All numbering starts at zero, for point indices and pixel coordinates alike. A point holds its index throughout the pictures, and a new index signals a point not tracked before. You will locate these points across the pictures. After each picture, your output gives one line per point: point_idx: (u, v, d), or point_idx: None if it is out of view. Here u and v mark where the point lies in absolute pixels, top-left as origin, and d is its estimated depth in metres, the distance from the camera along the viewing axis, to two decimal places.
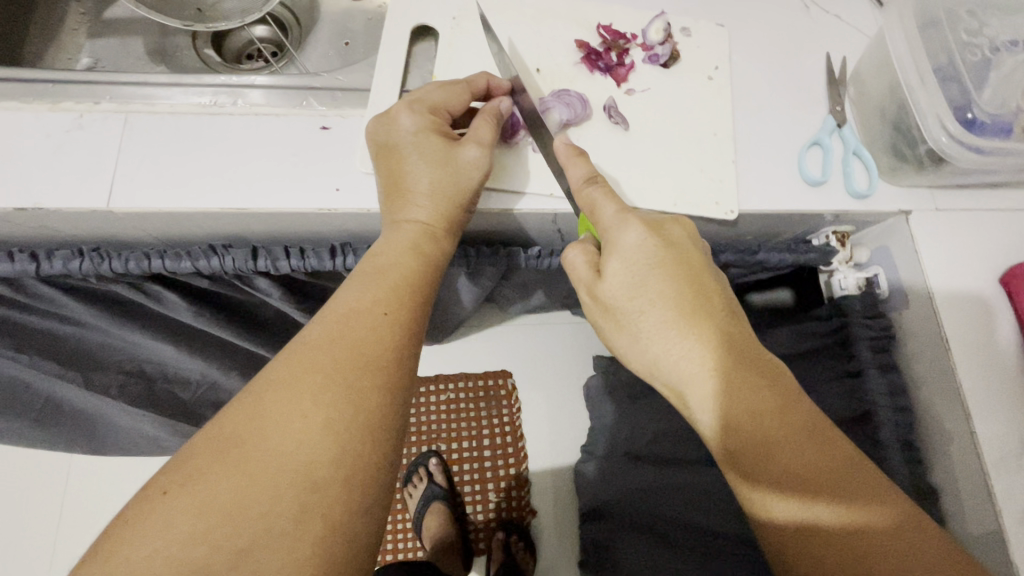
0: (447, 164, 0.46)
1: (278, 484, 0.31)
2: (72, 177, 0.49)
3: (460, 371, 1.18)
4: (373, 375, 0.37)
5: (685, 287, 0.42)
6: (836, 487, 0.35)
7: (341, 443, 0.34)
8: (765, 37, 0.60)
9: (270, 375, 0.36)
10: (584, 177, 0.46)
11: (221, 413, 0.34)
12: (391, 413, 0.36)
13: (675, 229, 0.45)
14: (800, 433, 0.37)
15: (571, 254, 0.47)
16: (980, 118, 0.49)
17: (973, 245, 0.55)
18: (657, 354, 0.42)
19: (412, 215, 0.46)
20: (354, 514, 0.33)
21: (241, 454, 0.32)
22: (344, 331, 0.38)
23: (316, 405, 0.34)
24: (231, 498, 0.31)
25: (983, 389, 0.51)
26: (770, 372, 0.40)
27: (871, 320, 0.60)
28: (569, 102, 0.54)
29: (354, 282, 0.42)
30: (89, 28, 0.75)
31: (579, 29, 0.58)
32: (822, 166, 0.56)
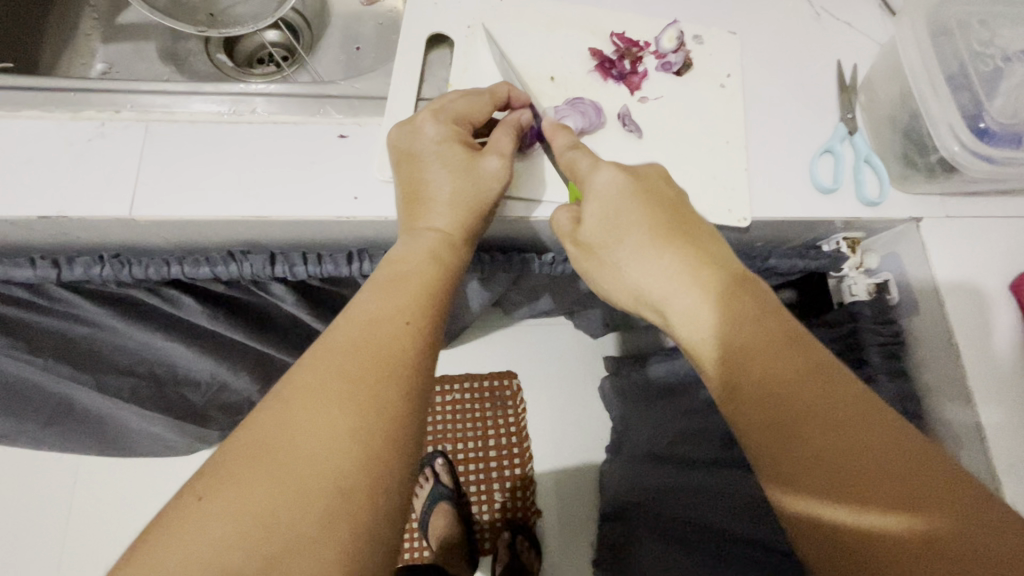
0: (468, 174, 0.47)
1: (307, 492, 0.32)
2: (95, 185, 0.50)
3: (467, 372, 1.18)
4: (397, 382, 0.37)
5: (659, 213, 0.44)
6: (874, 482, 0.31)
7: (368, 450, 0.34)
8: (775, 44, 0.61)
9: (298, 379, 0.36)
10: (567, 144, 0.48)
11: (250, 415, 0.35)
12: (412, 420, 0.37)
13: (647, 171, 0.47)
14: (836, 407, 0.33)
15: (557, 213, 0.49)
16: (992, 127, 0.49)
17: (982, 252, 0.55)
18: (635, 277, 0.43)
19: (432, 222, 0.47)
20: (378, 523, 0.33)
21: (269, 459, 0.33)
22: (366, 336, 0.39)
23: (342, 416, 0.35)
24: (263, 507, 0.31)
25: (992, 395, 0.51)
26: (764, 299, 0.39)
27: (881, 325, 0.60)
28: (584, 110, 0.55)
29: (375, 288, 0.43)
30: (103, 33, 0.75)
31: (592, 37, 0.59)
32: (833, 174, 0.56)
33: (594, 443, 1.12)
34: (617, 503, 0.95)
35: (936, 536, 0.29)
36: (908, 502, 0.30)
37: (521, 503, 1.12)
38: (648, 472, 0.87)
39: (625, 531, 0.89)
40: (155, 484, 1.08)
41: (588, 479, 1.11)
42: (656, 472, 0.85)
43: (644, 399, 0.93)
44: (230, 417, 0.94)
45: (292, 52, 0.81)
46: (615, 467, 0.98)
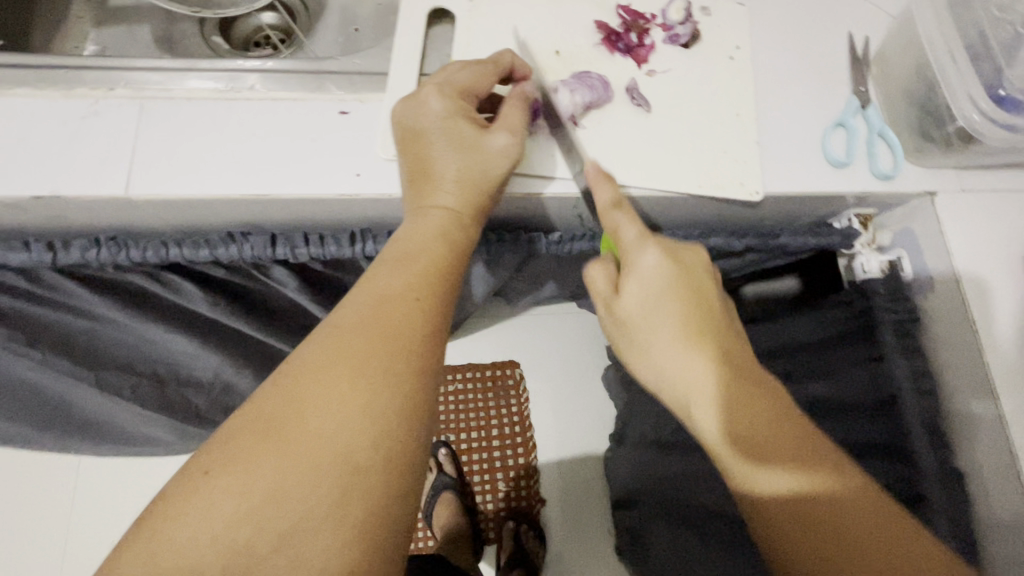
0: (475, 150, 0.46)
1: (319, 468, 0.31)
2: (90, 163, 0.48)
3: (470, 361, 1.17)
4: (408, 357, 0.36)
5: (695, 309, 0.44)
6: (815, 453, 0.38)
7: (379, 425, 0.33)
8: (785, 15, 0.59)
9: (304, 356, 0.35)
10: (611, 201, 0.46)
11: (256, 393, 0.34)
12: (425, 396, 0.36)
13: (690, 257, 0.46)
14: (797, 438, 0.38)
15: (592, 271, 0.48)
16: (1012, 94, 0.47)
17: (1001, 227, 0.54)
18: (663, 369, 0.43)
19: (438, 201, 0.45)
20: (393, 500, 0.32)
21: (279, 437, 0.32)
22: (373, 311, 0.37)
23: (352, 391, 0.34)
24: (273, 484, 0.30)
25: (1010, 370, 0.51)
26: (765, 381, 0.42)
27: (895, 302, 0.58)
28: (591, 84, 0.53)
29: (384, 266, 0.41)
30: (94, 15, 0.73)
31: (598, 9, 0.57)
32: (846, 148, 0.55)
33: (599, 432, 1.12)
34: (628, 491, 0.97)
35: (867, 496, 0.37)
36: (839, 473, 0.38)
37: (526, 493, 1.11)
38: (655, 459, 0.87)
39: (642, 520, 0.91)
40: (157, 480, 1.07)
41: (594, 467, 1.11)
42: (667, 460, 0.84)
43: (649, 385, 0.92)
44: None
45: (290, 34, 0.79)
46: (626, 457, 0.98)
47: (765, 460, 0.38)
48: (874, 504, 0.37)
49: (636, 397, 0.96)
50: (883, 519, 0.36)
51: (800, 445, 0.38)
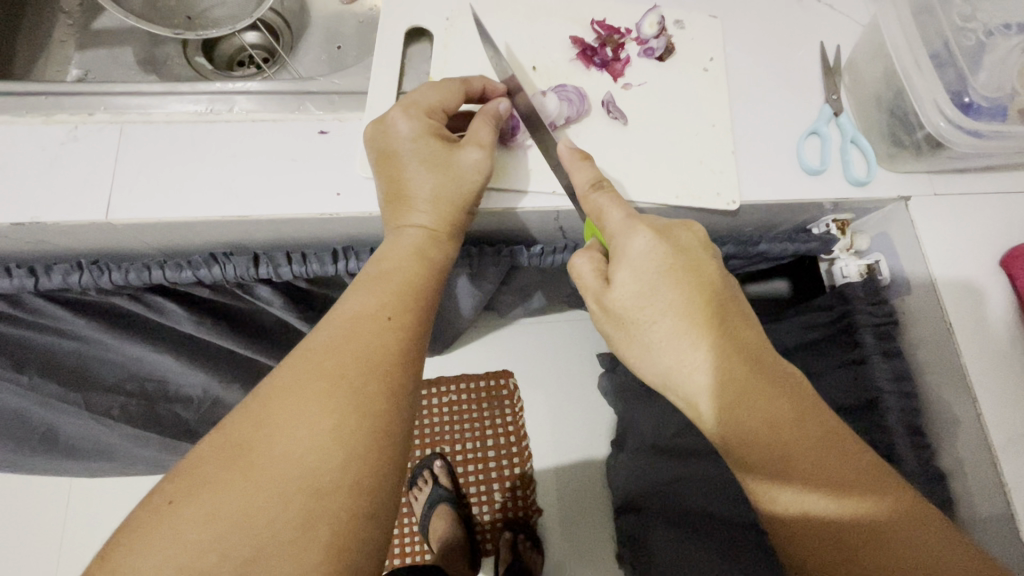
0: (447, 167, 0.46)
1: (285, 494, 0.31)
2: (69, 188, 0.49)
3: (462, 372, 1.17)
4: (378, 378, 0.36)
5: (696, 295, 0.43)
6: (851, 480, 0.37)
7: (347, 448, 0.33)
8: (757, 27, 0.61)
9: (273, 384, 0.35)
10: (590, 182, 0.46)
11: (225, 421, 0.34)
12: (396, 417, 0.36)
13: (684, 234, 0.45)
14: (832, 462, 0.38)
15: (578, 262, 0.48)
16: (976, 101, 0.49)
17: (974, 229, 0.55)
18: (670, 365, 0.43)
19: (414, 220, 0.46)
20: (359, 524, 0.32)
21: (246, 466, 0.32)
22: (347, 332, 0.38)
23: (322, 415, 0.34)
24: (238, 513, 0.30)
25: (984, 370, 0.51)
26: (786, 380, 0.41)
27: (875, 306, 0.59)
28: (568, 97, 0.54)
29: (359, 285, 0.42)
30: (78, 40, 0.73)
31: (573, 25, 0.58)
32: (820, 156, 0.56)
33: (593, 439, 1.12)
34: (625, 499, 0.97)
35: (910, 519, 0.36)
36: (875, 495, 0.37)
37: (521, 503, 1.11)
38: (650, 465, 0.87)
39: (638, 527, 0.91)
40: None
41: (590, 475, 1.10)
42: (660, 465, 0.84)
43: (641, 392, 0.93)
44: None
45: (272, 53, 0.80)
46: (620, 465, 0.99)
47: (806, 489, 0.38)
48: (918, 528, 0.36)
49: (629, 404, 0.97)
50: (929, 547, 0.35)
51: (841, 472, 0.38)
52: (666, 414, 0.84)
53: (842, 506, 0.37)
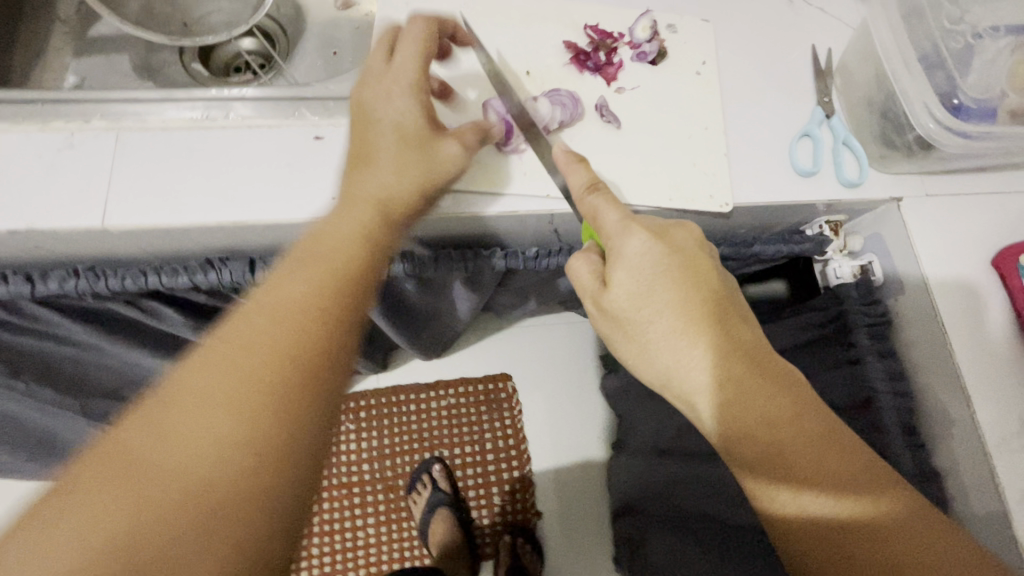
0: (405, 132, 0.46)
1: (179, 496, 0.30)
2: (67, 195, 0.49)
3: (459, 376, 1.16)
4: (293, 371, 0.34)
5: (692, 294, 0.43)
6: (850, 479, 0.38)
7: (251, 448, 0.32)
8: (749, 30, 0.61)
9: (187, 379, 0.34)
10: (586, 185, 0.46)
11: (131, 417, 0.33)
12: (310, 413, 0.34)
13: (679, 234, 0.45)
14: (830, 461, 0.38)
15: (575, 264, 0.48)
16: (965, 103, 0.50)
17: (966, 229, 0.56)
18: (668, 365, 0.43)
19: (370, 186, 0.44)
20: (258, 526, 0.31)
21: (147, 471, 0.30)
22: (273, 325, 0.36)
23: (237, 419, 0.32)
24: (134, 522, 0.29)
25: (977, 369, 0.52)
26: (786, 377, 0.41)
27: (867, 307, 0.60)
28: (561, 102, 0.55)
29: (290, 266, 0.40)
30: (74, 47, 0.73)
31: (566, 30, 0.59)
32: (812, 158, 0.57)
33: (591, 441, 1.12)
34: (625, 501, 0.97)
35: (909, 520, 0.36)
36: (874, 495, 0.37)
37: (521, 506, 1.11)
38: (649, 467, 0.87)
39: (638, 529, 0.91)
40: None
41: (589, 477, 1.11)
42: (659, 467, 0.84)
43: (640, 394, 0.93)
44: None
45: (269, 59, 0.80)
46: (619, 467, 0.99)
47: (805, 488, 0.38)
48: (917, 529, 0.36)
49: (628, 406, 0.97)
50: (928, 547, 0.35)
51: (836, 470, 0.38)
52: (664, 416, 0.84)
53: (840, 505, 0.37)
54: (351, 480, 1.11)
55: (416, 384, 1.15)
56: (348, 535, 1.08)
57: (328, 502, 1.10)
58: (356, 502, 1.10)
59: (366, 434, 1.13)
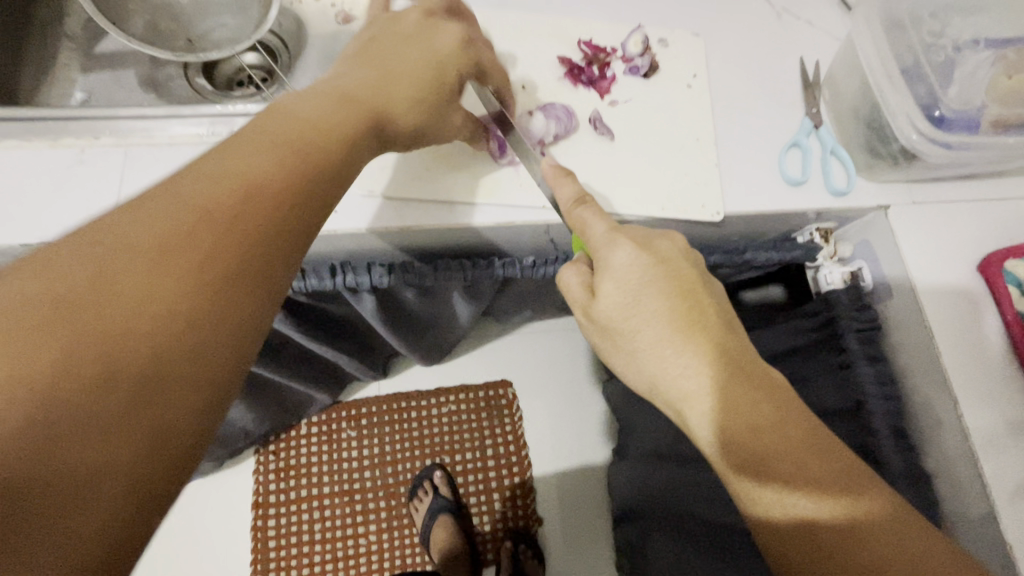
0: (421, 45, 0.48)
1: (120, 358, 0.28)
2: (77, 209, 0.50)
3: (460, 383, 1.17)
4: (245, 249, 0.33)
5: (678, 304, 0.44)
6: (834, 482, 0.39)
7: (199, 320, 0.31)
8: (739, 44, 0.63)
9: (126, 237, 0.31)
10: (574, 198, 0.47)
11: (52, 265, 0.29)
12: (257, 294, 0.34)
13: (665, 244, 0.46)
14: (814, 463, 0.39)
15: (565, 274, 0.49)
16: (947, 115, 0.51)
17: (952, 236, 0.57)
18: (656, 372, 0.45)
19: (369, 94, 0.44)
20: (201, 398, 0.30)
21: (75, 321, 0.28)
22: (229, 204, 0.34)
23: (184, 291, 0.31)
24: (57, 368, 0.26)
25: (963, 371, 0.53)
26: (769, 384, 0.43)
27: (858, 312, 0.60)
28: (556, 115, 0.57)
29: (245, 141, 0.37)
30: (81, 62, 0.75)
31: (560, 44, 0.60)
32: (801, 168, 0.58)
33: (590, 446, 1.13)
34: (625, 506, 0.98)
35: (892, 521, 0.37)
36: (858, 496, 0.38)
37: (522, 512, 1.12)
38: (648, 472, 0.88)
39: (637, 534, 0.92)
40: None
41: (589, 483, 1.12)
42: (657, 471, 0.85)
43: (639, 399, 0.94)
44: (229, 447, 0.99)
45: (271, 73, 0.78)
46: (619, 472, 1.00)
47: (790, 490, 0.39)
48: (900, 529, 0.37)
49: (627, 412, 0.98)
50: (910, 546, 0.37)
51: (819, 473, 0.39)
52: (664, 421, 0.85)
53: (825, 507, 0.38)
54: (352, 487, 1.12)
55: (417, 391, 1.16)
56: (349, 543, 1.09)
57: (329, 510, 1.10)
58: (358, 508, 1.11)
59: (367, 441, 1.13)
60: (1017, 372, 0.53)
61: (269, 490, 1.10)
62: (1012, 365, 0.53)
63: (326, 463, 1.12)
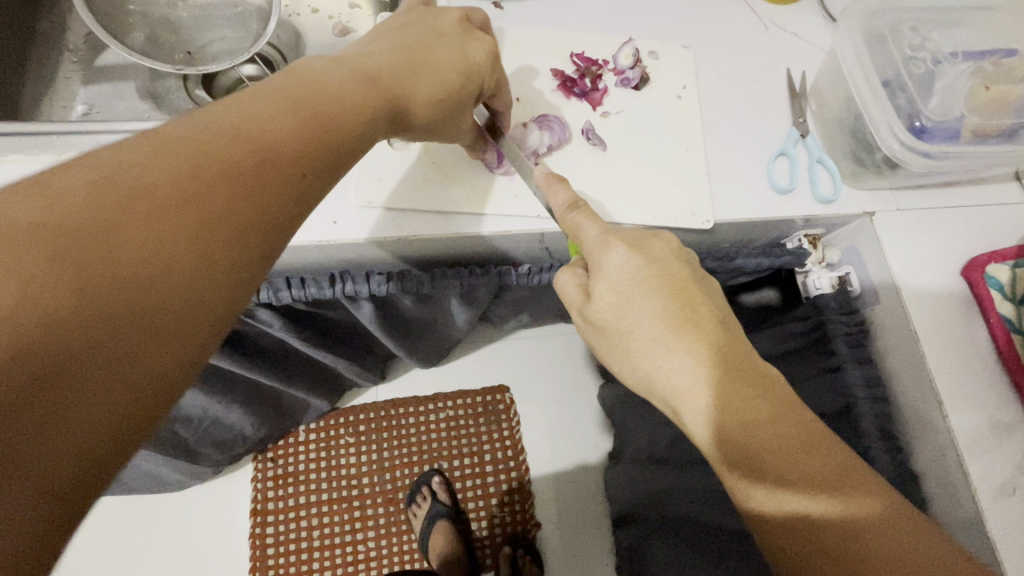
0: (459, 48, 0.47)
1: (125, 296, 0.27)
2: None
3: (458, 388, 1.18)
4: (258, 206, 0.33)
5: (670, 303, 0.45)
6: (828, 481, 0.40)
7: (204, 269, 0.30)
8: (727, 55, 0.65)
9: (135, 172, 0.29)
10: (567, 203, 0.48)
11: (57, 185, 0.27)
12: (260, 253, 0.33)
13: (657, 245, 0.47)
14: (810, 461, 0.40)
15: (563, 278, 0.50)
16: (928, 125, 0.53)
17: (936, 242, 0.59)
18: (650, 371, 0.46)
19: (402, 92, 0.43)
20: (195, 349, 0.30)
21: (80, 258, 0.26)
22: (244, 161, 0.32)
23: (191, 247, 0.29)
24: (55, 308, 0.25)
25: (948, 373, 0.54)
26: (763, 381, 0.43)
27: (846, 315, 0.63)
28: (551, 127, 0.58)
29: (269, 93, 0.36)
30: (82, 76, 0.76)
31: (553, 57, 0.62)
32: (789, 176, 0.60)
33: (588, 450, 1.15)
34: (623, 509, 0.99)
35: (886, 519, 0.38)
36: (854, 495, 0.39)
37: (520, 517, 1.12)
38: (646, 476, 0.89)
39: (635, 537, 0.93)
40: (151, 523, 1.08)
41: (586, 487, 1.13)
42: (654, 475, 0.87)
43: (635, 403, 0.95)
44: (225, 452, 0.98)
45: None
46: (617, 477, 1.01)
47: (785, 489, 0.40)
48: (894, 527, 0.38)
49: (624, 416, 0.99)
50: (904, 543, 0.38)
51: (812, 467, 0.40)
52: (659, 425, 0.87)
53: (818, 503, 0.39)
54: (350, 494, 1.12)
55: (416, 397, 1.17)
56: (348, 550, 1.09)
57: (328, 516, 1.11)
58: (356, 514, 1.11)
59: (365, 448, 1.14)
60: (1000, 374, 0.54)
61: (267, 497, 1.10)
62: (996, 367, 0.55)
63: (324, 469, 1.12)
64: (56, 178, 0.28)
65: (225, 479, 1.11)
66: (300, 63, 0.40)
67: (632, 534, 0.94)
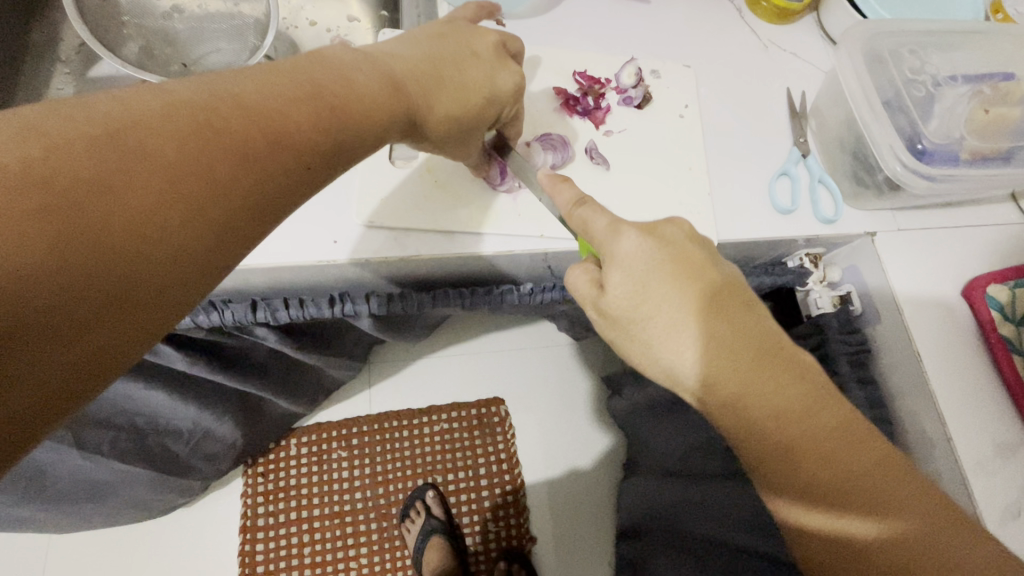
0: (489, 68, 0.46)
1: (102, 257, 0.26)
2: None
3: (453, 401, 1.17)
4: (254, 186, 0.31)
5: (688, 287, 0.44)
6: (859, 492, 0.39)
7: (186, 240, 0.29)
8: (726, 74, 0.65)
9: (139, 135, 0.28)
10: (572, 200, 0.47)
11: (55, 137, 0.26)
12: (248, 231, 0.32)
13: (669, 229, 0.46)
14: (850, 467, 0.40)
15: (573, 275, 0.48)
16: (929, 147, 0.53)
17: (937, 262, 0.59)
18: (671, 362, 0.44)
19: (423, 108, 0.42)
20: (157, 318, 0.29)
21: (63, 222, 0.25)
22: (253, 143, 0.31)
23: (181, 227, 0.29)
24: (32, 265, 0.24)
25: (949, 395, 0.54)
26: (800, 367, 0.42)
27: (847, 335, 0.63)
28: (554, 145, 0.58)
29: (288, 75, 0.35)
30: (75, 85, 0.75)
31: (556, 76, 0.62)
32: (790, 196, 0.60)
33: (587, 463, 1.14)
34: (631, 524, 0.98)
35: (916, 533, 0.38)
36: (887, 505, 0.39)
37: (515, 532, 1.11)
38: (657, 487, 0.89)
39: (636, 553, 0.92)
40: (136, 546, 1.05)
41: (586, 500, 1.12)
42: (666, 488, 0.86)
43: (649, 411, 0.94)
44: (213, 465, 0.94)
45: None
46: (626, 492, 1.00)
47: (812, 501, 0.41)
48: (930, 533, 0.38)
49: (637, 428, 0.99)
50: (944, 555, 0.37)
51: (840, 480, 0.40)
52: (672, 438, 0.86)
53: (851, 518, 0.40)
54: (345, 508, 1.10)
55: (411, 410, 1.15)
56: (342, 564, 1.07)
57: (320, 532, 1.09)
58: (350, 530, 1.09)
59: (358, 462, 1.12)
60: (1001, 394, 0.55)
61: (259, 513, 1.08)
62: (997, 388, 0.55)
63: (317, 484, 1.10)
64: (58, 124, 0.27)
65: (216, 496, 1.08)
66: (325, 50, 0.39)
67: (636, 549, 0.92)
